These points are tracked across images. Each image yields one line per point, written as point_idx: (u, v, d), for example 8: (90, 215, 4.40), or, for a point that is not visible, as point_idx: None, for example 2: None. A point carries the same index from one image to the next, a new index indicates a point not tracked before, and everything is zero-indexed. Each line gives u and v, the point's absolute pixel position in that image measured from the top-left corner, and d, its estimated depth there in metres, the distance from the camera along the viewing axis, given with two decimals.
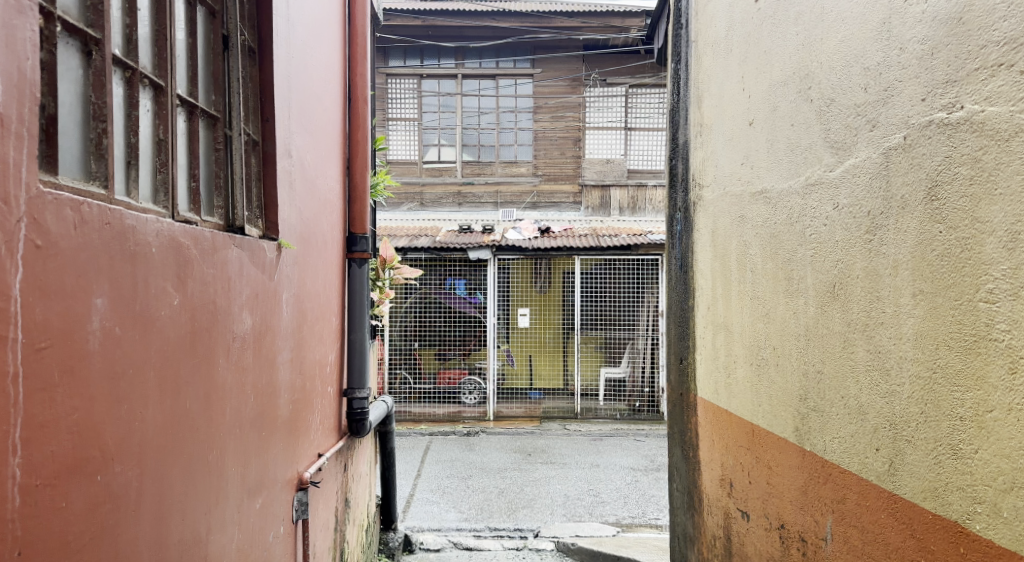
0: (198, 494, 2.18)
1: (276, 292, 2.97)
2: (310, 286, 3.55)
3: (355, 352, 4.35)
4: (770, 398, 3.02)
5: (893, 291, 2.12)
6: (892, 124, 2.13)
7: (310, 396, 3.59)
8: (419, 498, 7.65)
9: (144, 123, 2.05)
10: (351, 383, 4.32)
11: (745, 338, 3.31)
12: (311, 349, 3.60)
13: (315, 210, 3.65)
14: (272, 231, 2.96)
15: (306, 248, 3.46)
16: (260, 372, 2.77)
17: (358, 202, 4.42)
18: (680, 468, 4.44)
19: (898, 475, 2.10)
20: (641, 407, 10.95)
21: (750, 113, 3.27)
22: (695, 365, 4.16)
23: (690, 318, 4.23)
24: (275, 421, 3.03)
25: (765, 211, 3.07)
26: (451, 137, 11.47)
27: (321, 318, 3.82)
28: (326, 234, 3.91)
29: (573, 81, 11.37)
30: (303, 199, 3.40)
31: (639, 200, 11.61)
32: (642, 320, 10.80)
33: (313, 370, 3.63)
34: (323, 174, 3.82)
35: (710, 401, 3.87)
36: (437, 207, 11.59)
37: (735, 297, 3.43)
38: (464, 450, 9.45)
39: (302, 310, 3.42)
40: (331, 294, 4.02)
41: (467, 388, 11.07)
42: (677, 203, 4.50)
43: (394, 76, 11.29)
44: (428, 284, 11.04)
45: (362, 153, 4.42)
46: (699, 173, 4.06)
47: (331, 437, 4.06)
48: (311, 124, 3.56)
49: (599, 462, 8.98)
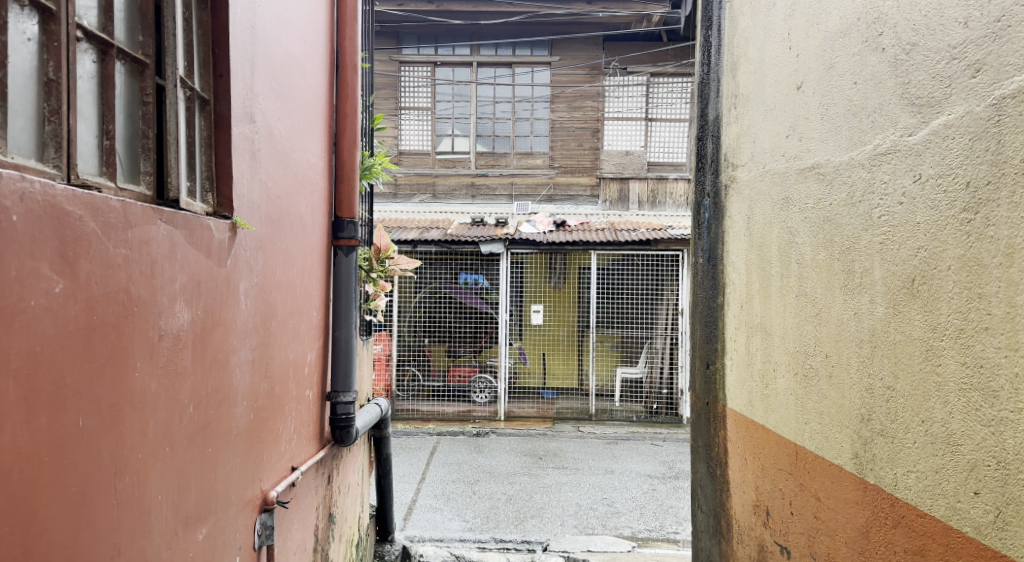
0: (92, 532, 1.73)
1: (231, 280, 2.51)
2: (281, 276, 3.08)
3: (340, 350, 3.85)
4: (821, 416, 2.51)
5: (1004, 288, 1.61)
6: (1007, 65, 1.61)
7: (281, 402, 3.14)
8: (422, 505, 7.18)
9: (21, 55, 1.61)
10: (335, 386, 3.83)
11: (788, 342, 2.80)
12: (283, 348, 3.13)
13: (289, 186, 3.16)
14: (226, 207, 2.49)
15: (275, 229, 2.99)
16: (202, 377, 2.31)
17: (347, 181, 3.92)
18: (705, 487, 3.92)
19: (1010, 530, 1.59)
20: (659, 409, 10.37)
21: (799, 75, 2.76)
22: (724, 373, 3.64)
23: (719, 317, 3.71)
24: (231, 433, 2.58)
25: (818, 191, 2.56)
26: (465, 128, 11.01)
27: (298, 314, 3.36)
28: (306, 218, 3.44)
29: (591, 69, 10.83)
30: (270, 173, 2.91)
31: (659, 193, 11.08)
32: (661, 316, 10.27)
33: (286, 372, 3.18)
34: (299, 146, 3.32)
35: (743, 415, 3.36)
36: (449, 200, 11.07)
37: (777, 293, 2.92)
38: (472, 453, 8.95)
39: (270, 302, 2.96)
40: (311, 284, 3.54)
41: (477, 388, 10.54)
42: (706, 188, 3.97)
43: (407, 64, 10.84)
44: (439, 278, 10.66)
45: (352, 126, 3.92)
46: (733, 153, 3.54)
47: (310, 447, 3.60)
48: (282, 86, 3.07)
49: (615, 468, 8.47)
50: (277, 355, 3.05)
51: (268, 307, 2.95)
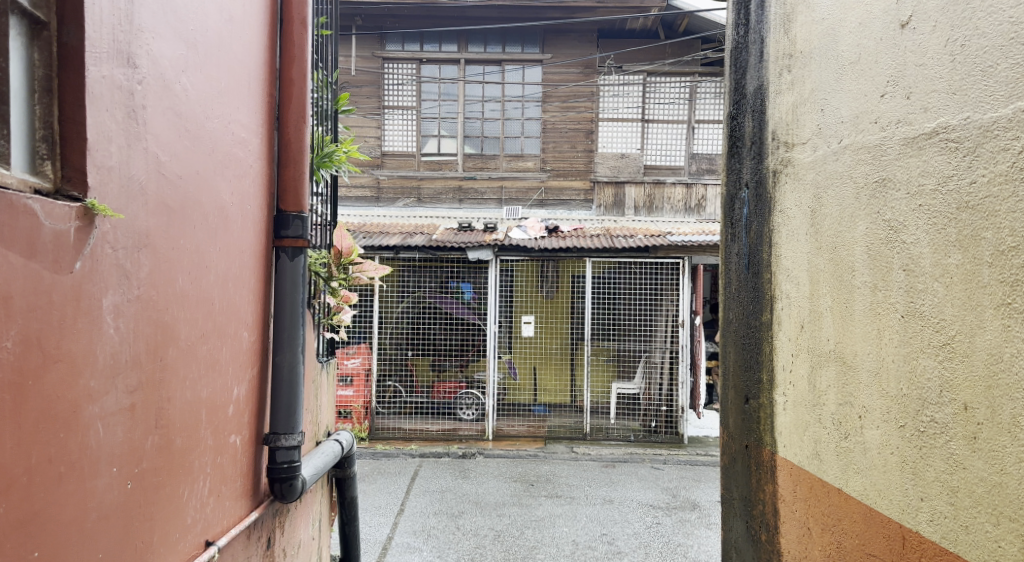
0: None
1: (89, 294, 1.73)
2: (182, 287, 2.26)
3: (281, 379, 3.00)
4: (954, 495, 1.76)
5: None
6: None
7: (186, 458, 2.32)
8: (398, 544, 6.33)
9: None
10: (274, 427, 2.99)
11: (885, 383, 2.03)
12: (187, 382, 2.31)
13: (197, 163, 2.34)
14: (75, 183, 1.70)
15: (174, 223, 2.17)
16: (20, 443, 1.55)
17: (293, 166, 3.08)
18: (744, 553, 3.12)
19: None
20: (657, 427, 9.50)
21: (904, 8, 1.98)
22: (773, 414, 2.85)
23: (764, 339, 2.93)
24: (95, 516, 1.79)
25: (943, 166, 1.81)
26: (452, 128, 10.18)
27: (217, 337, 2.55)
28: (230, 208, 2.62)
29: (586, 66, 10.06)
30: (164, 141, 2.09)
31: (657, 199, 10.29)
32: (659, 330, 9.46)
33: (193, 415, 2.37)
34: (217, 113, 2.50)
35: (803, 469, 2.58)
36: (435, 204, 10.26)
37: (864, 313, 2.16)
38: (456, 479, 8.08)
39: (163, 323, 2.14)
40: (239, 294, 2.72)
41: (463, 403, 9.64)
42: (743, 176, 3.18)
43: (391, 61, 10.05)
44: (423, 286, 9.82)
45: (300, 96, 3.08)
46: (786, 130, 2.75)
47: (236, 509, 2.77)
48: (187, 26, 2.25)
49: (614, 497, 7.63)
50: (176, 394, 2.23)
51: (162, 330, 2.14)
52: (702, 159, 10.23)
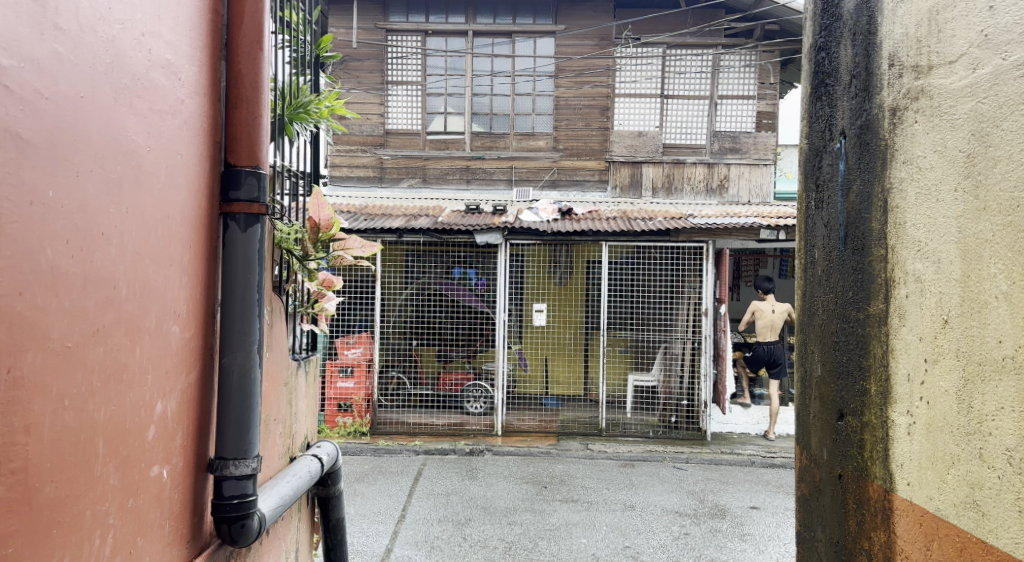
0: None
1: None
2: (51, 258, 1.55)
3: (228, 387, 2.25)
4: None
5: None
6: None
7: (70, 509, 1.63)
8: (398, 558, 5.61)
9: None
10: (221, 451, 2.25)
11: None
12: (67, 400, 1.61)
13: (80, 83, 1.62)
14: None
15: (26, 175, 1.50)
16: None
17: (246, 107, 2.32)
18: None
19: None
20: (677, 423, 8.74)
21: None
22: (888, 438, 2.10)
23: (873, 336, 2.18)
24: None
25: None
26: (460, 104, 9.41)
27: (128, 335, 1.83)
28: (146, 155, 1.89)
29: (601, 38, 9.27)
30: (4, 35, 1.44)
31: (676, 179, 9.46)
32: (680, 318, 8.63)
33: (85, 444, 1.66)
34: (120, 16, 1.78)
35: (946, 524, 1.86)
36: (441, 185, 9.49)
37: None
38: (463, 480, 7.34)
39: (14, 315, 1.47)
40: (165, 271, 1.98)
41: (471, 395, 8.93)
42: (836, 123, 2.40)
43: (395, 33, 9.28)
44: (428, 272, 9.21)
45: (254, 14, 2.33)
46: (918, 50, 2.01)
47: None
48: None
49: (635, 502, 6.88)
50: (46, 420, 1.55)
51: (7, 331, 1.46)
52: (725, 137, 9.38)
